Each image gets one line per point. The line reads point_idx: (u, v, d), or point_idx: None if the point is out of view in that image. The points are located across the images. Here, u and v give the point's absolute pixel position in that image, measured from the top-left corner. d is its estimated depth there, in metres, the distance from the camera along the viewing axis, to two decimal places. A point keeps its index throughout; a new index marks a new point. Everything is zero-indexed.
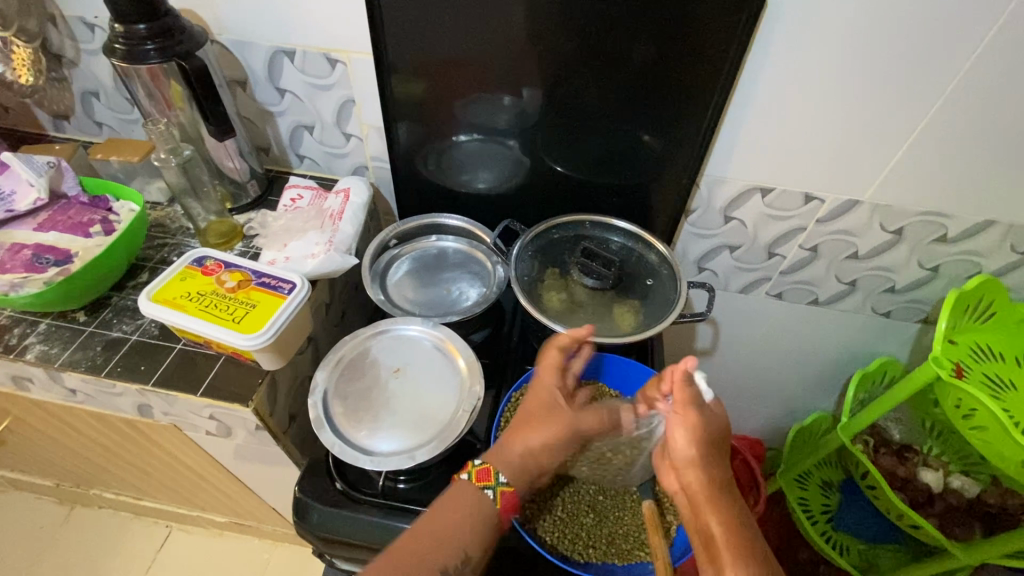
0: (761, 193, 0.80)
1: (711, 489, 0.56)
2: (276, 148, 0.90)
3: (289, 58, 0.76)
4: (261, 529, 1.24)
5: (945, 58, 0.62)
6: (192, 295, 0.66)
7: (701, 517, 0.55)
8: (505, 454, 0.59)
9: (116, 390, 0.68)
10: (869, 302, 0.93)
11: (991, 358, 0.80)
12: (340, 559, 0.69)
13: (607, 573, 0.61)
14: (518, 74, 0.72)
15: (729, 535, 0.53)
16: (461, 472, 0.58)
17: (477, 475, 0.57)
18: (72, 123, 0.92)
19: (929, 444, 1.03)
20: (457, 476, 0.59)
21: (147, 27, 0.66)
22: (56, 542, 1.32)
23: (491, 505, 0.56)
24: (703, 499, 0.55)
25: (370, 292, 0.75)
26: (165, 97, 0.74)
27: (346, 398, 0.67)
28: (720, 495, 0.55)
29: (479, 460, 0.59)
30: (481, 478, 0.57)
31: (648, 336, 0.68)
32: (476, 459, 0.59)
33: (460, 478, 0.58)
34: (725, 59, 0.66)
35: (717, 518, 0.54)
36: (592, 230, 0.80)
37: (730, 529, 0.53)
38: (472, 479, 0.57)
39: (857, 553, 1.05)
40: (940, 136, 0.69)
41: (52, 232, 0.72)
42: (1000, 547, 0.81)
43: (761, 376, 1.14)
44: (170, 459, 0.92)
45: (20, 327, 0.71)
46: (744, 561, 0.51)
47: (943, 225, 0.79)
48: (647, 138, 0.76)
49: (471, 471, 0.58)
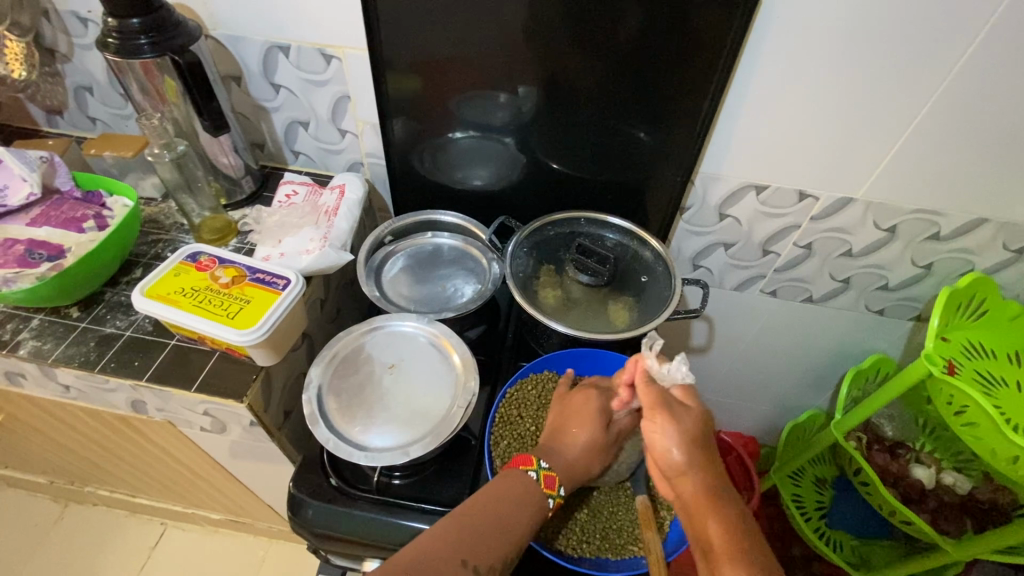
0: (755, 190, 0.81)
1: (705, 491, 0.55)
2: (271, 145, 0.89)
3: (284, 54, 0.76)
4: (257, 526, 1.23)
5: (938, 56, 0.63)
6: (186, 291, 0.66)
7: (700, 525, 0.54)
8: (561, 464, 0.60)
9: (109, 386, 0.68)
10: (863, 300, 0.94)
11: (983, 355, 0.81)
12: (335, 555, 0.69)
13: (599, 567, 0.61)
14: (514, 70, 0.72)
15: (731, 543, 0.51)
16: (529, 469, 0.57)
17: (542, 481, 0.57)
18: (66, 118, 0.91)
19: (922, 441, 1.03)
20: (522, 467, 0.58)
21: (141, 21, 0.65)
22: (50, 540, 1.31)
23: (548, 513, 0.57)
24: (702, 504, 0.54)
25: (365, 288, 0.75)
26: (159, 91, 0.74)
27: (341, 394, 0.67)
28: (714, 497, 0.55)
29: (545, 461, 0.58)
30: (547, 486, 0.57)
31: (643, 332, 0.68)
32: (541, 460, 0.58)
33: (527, 474, 0.57)
34: (720, 56, 0.66)
35: (715, 525, 0.53)
36: (588, 226, 0.81)
37: (734, 532, 0.52)
38: (540, 482, 0.57)
39: (850, 550, 1.06)
40: (933, 134, 0.69)
41: (45, 227, 0.72)
42: (990, 543, 0.82)
43: (755, 373, 1.14)
44: (165, 456, 0.91)
45: (13, 323, 0.71)
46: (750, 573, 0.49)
47: (936, 223, 0.79)
48: (643, 135, 0.76)
49: (540, 473, 0.57)
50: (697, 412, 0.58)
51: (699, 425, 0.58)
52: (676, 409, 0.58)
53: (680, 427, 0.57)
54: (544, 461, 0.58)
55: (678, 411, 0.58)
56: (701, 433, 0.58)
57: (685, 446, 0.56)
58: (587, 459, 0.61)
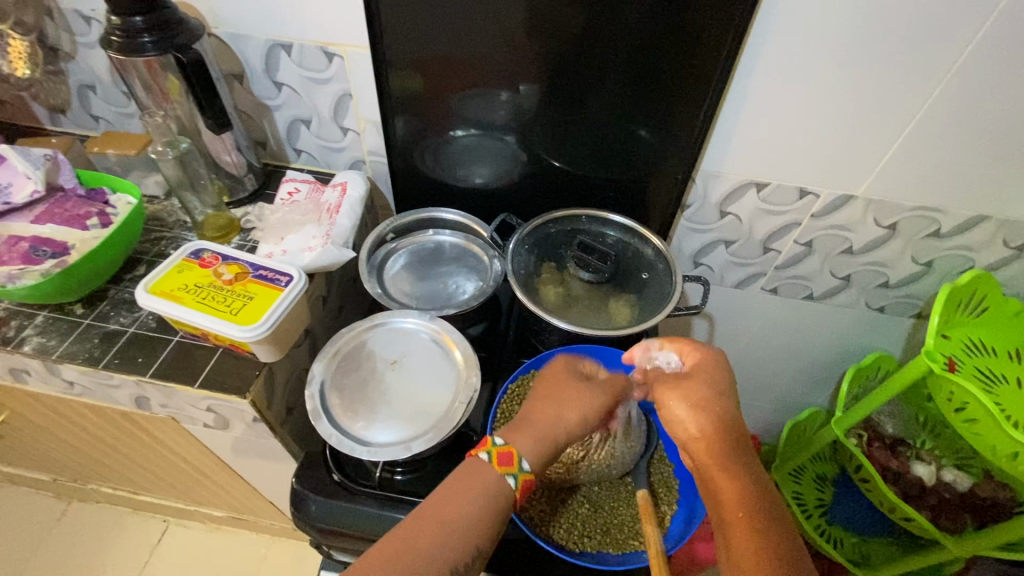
0: (756, 188, 0.81)
1: (716, 455, 0.55)
2: (273, 143, 0.90)
3: (286, 52, 0.76)
4: (259, 523, 1.24)
5: (938, 54, 0.63)
6: (189, 288, 0.66)
7: (713, 486, 0.54)
8: (531, 428, 0.57)
9: (113, 382, 0.68)
10: (864, 297, 0.94)
11: (984, 352, 0.81)
12: (337, 550, 0.70)
13: (601, 561, 0.61)
14: (516, 68, 0.72)
15: (741, 510, 0.51)
16: (482, 451, 0.56)
17: (498, 460, 0.55)
18: (69, 116, 0.92)
19: (922, 438, 1.04)
20: (476, 453, 0.56)
21: (144, 19, 0.66)
22: (53, 537, 1.32)
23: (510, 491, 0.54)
24: (712, 467, 0.54)
25: (367, 285, 0.76)
26: (162, 89, 0.74)
27: (343, 390, 0.67)
28: (727, 462, 0.54)
29: (500, 438, 0.56)
30: (503, 464, 0.55)
31: (644, 329, 0.68)
32: (495, 438, 0.56)
33: (480, 456, 0.55)
34: (721, 53, 0.66)
35: (729, 486, 0.53)
36: (588, 224, 0.81)
37: (746, 496, 0.52)
38: (493, 460, 0.55)
39: (851, 547, 1.06)
40: (934, 131, 0.70)
41: (49, 224, 0.72)
42: (990, 539, 0.82)
43: (755, 371, 1.14)
44: (167, 452, 0.92)
45: (17, 319, 0.71)
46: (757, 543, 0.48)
47: (936, 220, 0.79)
48: (643, 133, 0.76)
49: (492, 451, 0.55)
50: (713, 378, 0.59)
51: (713, 391, 0.58)
52: (688, 379, 0.59)
53: (691, 394, 0.58)
54: (498, 439, 0.56)
55: (686, 381, 0.59)
56: (718, 400, 0.58)
57: (696, 412, 0.57)
58: (564, 419, 0.58)
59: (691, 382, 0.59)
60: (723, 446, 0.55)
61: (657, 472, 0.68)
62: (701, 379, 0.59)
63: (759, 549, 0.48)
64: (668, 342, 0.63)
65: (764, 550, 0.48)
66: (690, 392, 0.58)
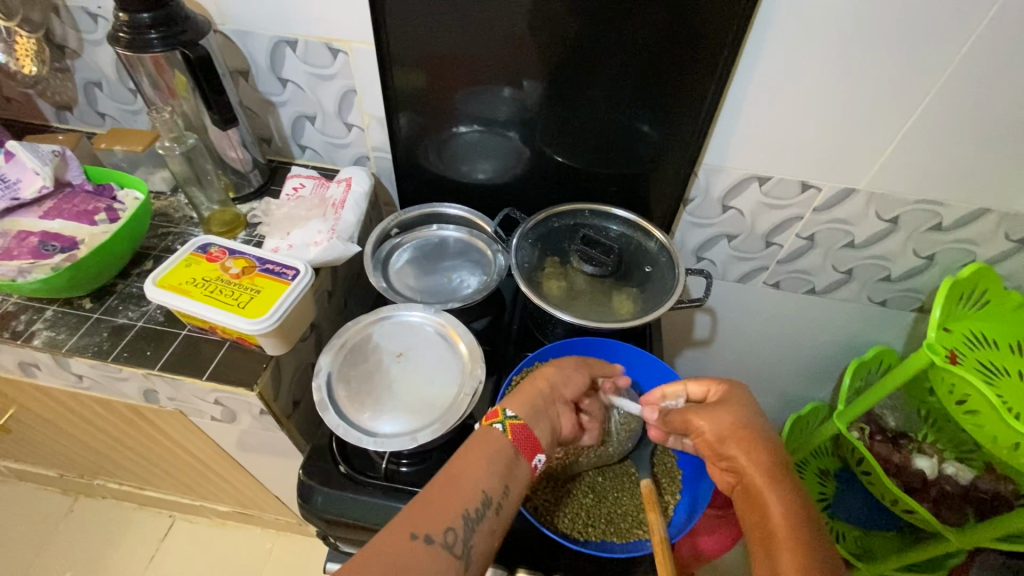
0: (758, 182, 0.81)
1: (759, 469, 0.55)
2: (278, 139, 0.90)
3: (291, 49, 0.77)
4: (264, 518, 1.25)
5: (939, 47, 0.63)
6: (197, 281, 0.67)
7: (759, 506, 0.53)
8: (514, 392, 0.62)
9: (122, 375, 0.69)
10: (866, 291, 0.94)
11: (985, 344, 0.81)
12: (343, 542, 0.70)
13: (606, 549, 0.62)
14: (519, 64, 0.72)
15: (788, 521, 0.51)
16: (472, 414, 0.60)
17: (512, 432, 0.57)
18: (75, 114, 0.93)
19: (924, 431, 1.04)
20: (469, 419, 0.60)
21: (151, 16, 0.66)
22: (61, 532, 1.33)
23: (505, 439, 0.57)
24: (757, 482, 0.54)
25: (372, 279, 0.76)
26: (169, 87, 0.75)
27: (350, 382, 0.68)
28: (773, 479, 0.54)
29: (512, 411, 0.59)
30: (516, 435, 0.57)
31: (648, 321, 0.69)
32: (507, 410, 0.59)
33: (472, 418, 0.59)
34: (724, 47, 0.67)
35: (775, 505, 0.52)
36: (591, 218, 0.81)
37: (792, 515, 0.52)
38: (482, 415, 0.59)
39: (852, 540, 1.07)
40: (936, 124, 0.70)
41: (58, 220, 0.73)
42: (990, 531, 0.82)
43: (758, 366, 1.15)
44: (174, 446, 0.93)
45: (26, 314, 0.72)
46: (809, 557, 0.48)
47: (938, 214, 0.80)
48: (646, 128, 0.77)
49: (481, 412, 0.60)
50: (747, 402, 0.60)
51: (748, 416, 0.59)
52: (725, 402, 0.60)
53: (729, 413, 0.58)
54: (509, 411, 0.59)
55: (723, 404, 0.60)
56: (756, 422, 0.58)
57: (737, 431, 0.57)
58: (548, 380, 0.63)
59: (728, 403, 0.60)
60: (766, 465, 0.55)
61: (660, 462, 0.69)
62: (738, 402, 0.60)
63: (809, 561, 0.48)
64: (694, 382, 0.64)
65: (811, 555, 0.48)
66: (729, 412, 0.59)
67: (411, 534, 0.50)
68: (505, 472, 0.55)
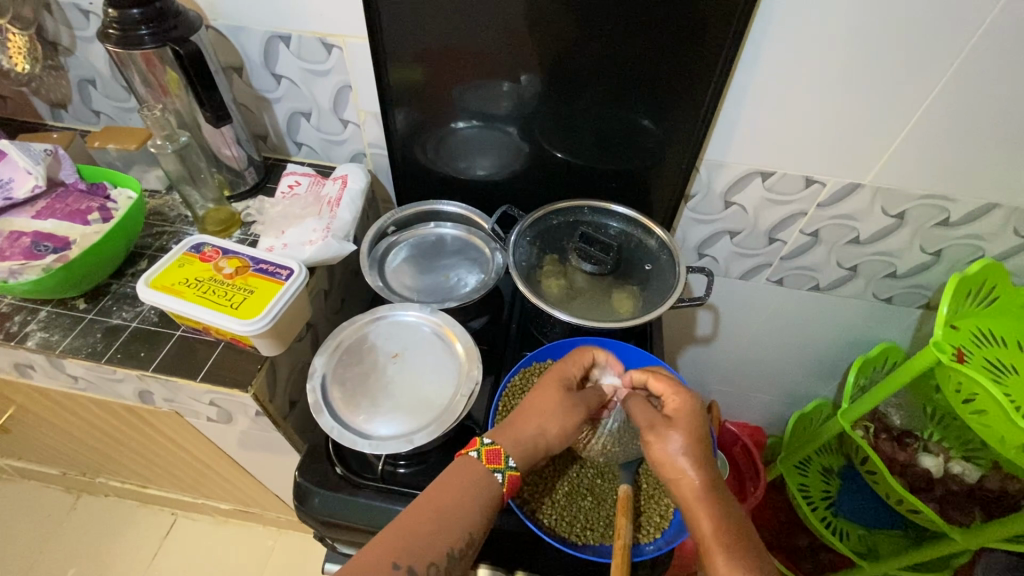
0: (761, 177, 0.80)
1: (703, 493, 0.55)
2: (273, 136, 0.89)
3: (285, 44, 0.76)
4: (266, 516, 1.25)
5: (947, 40, 0.62)
6: (190, 282, 0.66)
7: (693, 520, 0.54)
8: (519, 432, 0.58)
9: (117, 376, 0.68)
10: (871, 288, 0.93)
11: (993, 343, 0.79)
12: (342, 543, 0.69)
13: (604, 554, 0.61)
14: (517, 58, 0.71)
15: (724, 539, 0.52)
16: (471, 449, 0.57)
17: (507, 483, 0.56)
18: (70, 111, 0.92)
19: (930, 429, 1.03)
20: (465, 451, 0.57)
21: (141, 11, 0.65)
22: (64, 530, 1.33)
23: (499, 487, 0.56)
24: (695, 503, 0.55)
25: (368, 278, 0.75)
26: (160, 83, 0.74)
27: (345, 383, 0.67)
28: (712, 495, 0.55)
29: (514, 460, 0.56)
30: (491, 460, 0.56)
31: (645, 321, 0.68)
32: (510, 461, 0.56)
33: (469, 455, 0.57)
34: (726, 40, 0.65)
35: (710, 522, 0.53)
36: (591, 215, 0.80)
37: (725, 529, 0.53)
38: (483, 458, 0.56)
39: (857, 539, 1.06)
40: (944, 118, 0.68)
41: (51, 220, 0.72)
42: (996, 532, 0.81)
43: (761, 363, 1.14)
44: (173, 447, 0.92)
45: (20, 315, 0.71)
46: (738, 566, 0.50)
47: (946, 209, 0.78)
48: (646, 122, 0.75)
49: (482, 449, 0.57)
50: (694, 418, 0.58)
51: (696, 437, 0.57)
52: (676, 422, 0.58)
53: (679, 438, 0.57)
54: (513, 460, 0.57)
55: (670, 426, 0.58)
56: (699, 441, 0.57)
57: (682, 455, 0.56)
58: (546, 433, 0.58)
59: (675, 426, 0.58)
60: (706, 483, 0.55)
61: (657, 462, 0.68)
62: (687, 418, 0.58)
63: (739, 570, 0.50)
64: (655, 382, 0.61)
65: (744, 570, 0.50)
66: (672, 437, 0.57)
67: (394, 562, 0.49)
68: (484, 499, 0.55)
